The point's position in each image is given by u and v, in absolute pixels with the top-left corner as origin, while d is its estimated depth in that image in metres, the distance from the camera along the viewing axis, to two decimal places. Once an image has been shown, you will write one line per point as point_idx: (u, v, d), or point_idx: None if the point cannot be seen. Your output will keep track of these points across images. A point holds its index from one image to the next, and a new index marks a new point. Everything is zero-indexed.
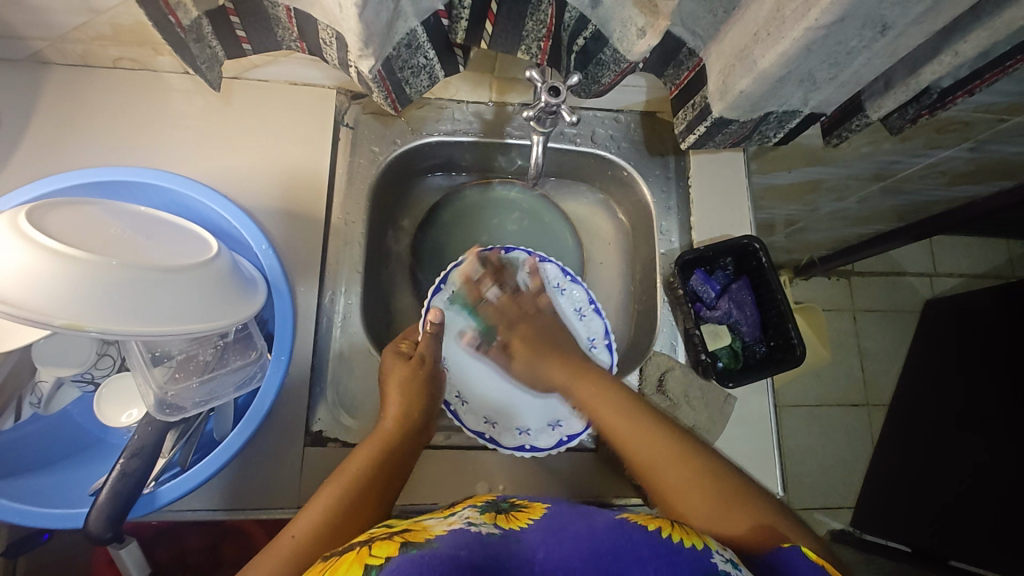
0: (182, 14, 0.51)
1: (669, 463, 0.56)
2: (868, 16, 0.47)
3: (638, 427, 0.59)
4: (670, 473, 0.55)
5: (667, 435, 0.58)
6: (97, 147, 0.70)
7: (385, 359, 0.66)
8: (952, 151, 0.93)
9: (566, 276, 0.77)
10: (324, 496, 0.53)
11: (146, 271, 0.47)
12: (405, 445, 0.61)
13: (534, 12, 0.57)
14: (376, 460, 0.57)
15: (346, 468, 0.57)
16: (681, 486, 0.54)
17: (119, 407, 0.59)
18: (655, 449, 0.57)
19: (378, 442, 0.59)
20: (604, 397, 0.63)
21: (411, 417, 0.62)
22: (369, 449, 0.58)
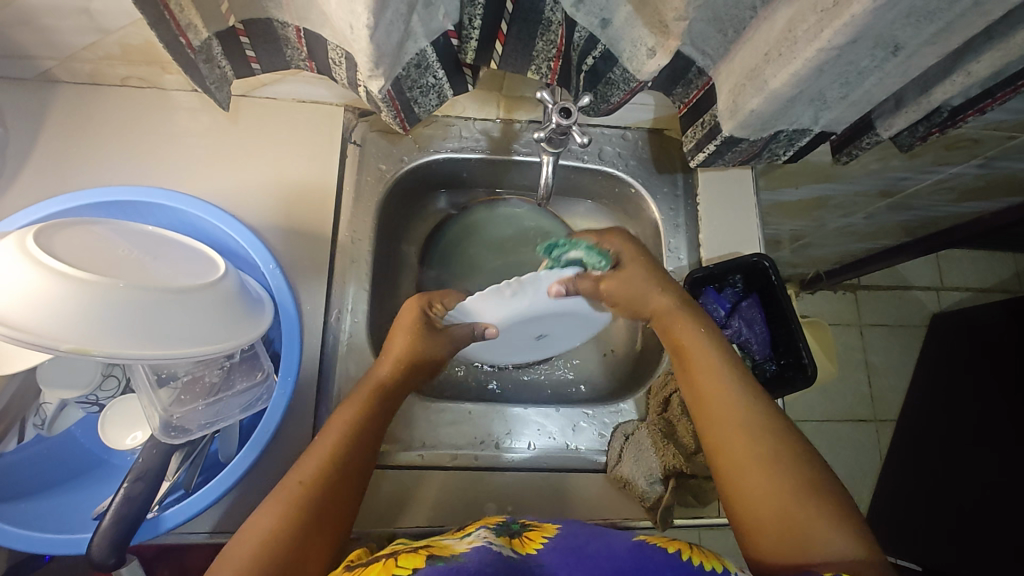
0: (192, 35, 0.51)
1: (740, 440, 0.55)
2: (879, 37, 0.47)
3: (733, 406, 0.57)
4: (742, 449, 0.55)
5: (755, 415, 0.57)
6: (104, 165, 0.70)
7: (404, 309, 0.66)
8: (960, 168, 0.93)
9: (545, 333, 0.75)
10: (321, 449, 0.55)
11: (153, 293, 0.46)
12: (398, 394, 0.63)
13: (544, 32, 0.57)
14: (363, 414, 0.58)
15: (338, 416, 0.58)
16: (747, 464, 0.54)
17: (123, 430, 0.58)
18: (734, 429, 0.56)
19: (370, 389, 0.61)
20: (712, 371, 0.60)
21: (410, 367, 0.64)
22: (360, 398, 0.59)
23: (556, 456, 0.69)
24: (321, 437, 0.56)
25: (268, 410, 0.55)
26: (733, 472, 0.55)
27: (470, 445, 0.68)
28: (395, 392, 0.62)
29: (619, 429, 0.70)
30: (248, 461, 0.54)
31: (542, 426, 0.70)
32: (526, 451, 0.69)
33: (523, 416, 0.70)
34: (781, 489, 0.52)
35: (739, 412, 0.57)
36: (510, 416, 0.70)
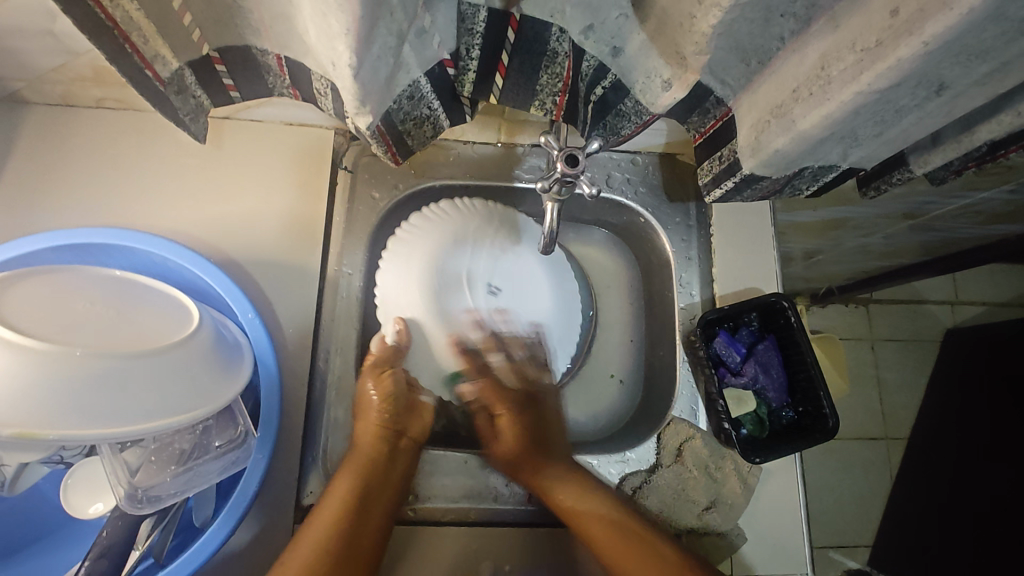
0: (161, 66, 0.46)
1: (643, 557, 0.57)
2: (925, 77, 0.42)
3: (580, 490, 0.61)
4: (631, 557, 0.57)
5: (601, 494, 0.61)
6: (76, 193, 0.65)
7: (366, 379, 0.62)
8: (989, 193, 0.87)
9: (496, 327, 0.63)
10: (312, 535, 0.53)
11: (112, 360, 0.42)
12: (387, 466, 0.60)
13: (549, 64, 0.52)
14: (361, 486, 0.57)
15: (329, 498, 0.56)
16: (647, 571, 0.56)
17: (86, 497, 0.53)
18: (596, 513, 0.60)
19: (358, 463, 0.58)
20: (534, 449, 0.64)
21: (385, 431, 0.61)
22: (347, 476, 0.57)
23: (557, 508, 0.66)
24: (315, 517, 0.55)
25: (247, 472, 0.51)
26: (611, 551, 0.58)
27: (467, 498, 0.64)
28: (382, 470, 0.59)
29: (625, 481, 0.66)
30: (225, 531, 0.50)
31: None
32: (527, 502, 0.65)
33: None
34: (646, 564, 0.56)
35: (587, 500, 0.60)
36: None
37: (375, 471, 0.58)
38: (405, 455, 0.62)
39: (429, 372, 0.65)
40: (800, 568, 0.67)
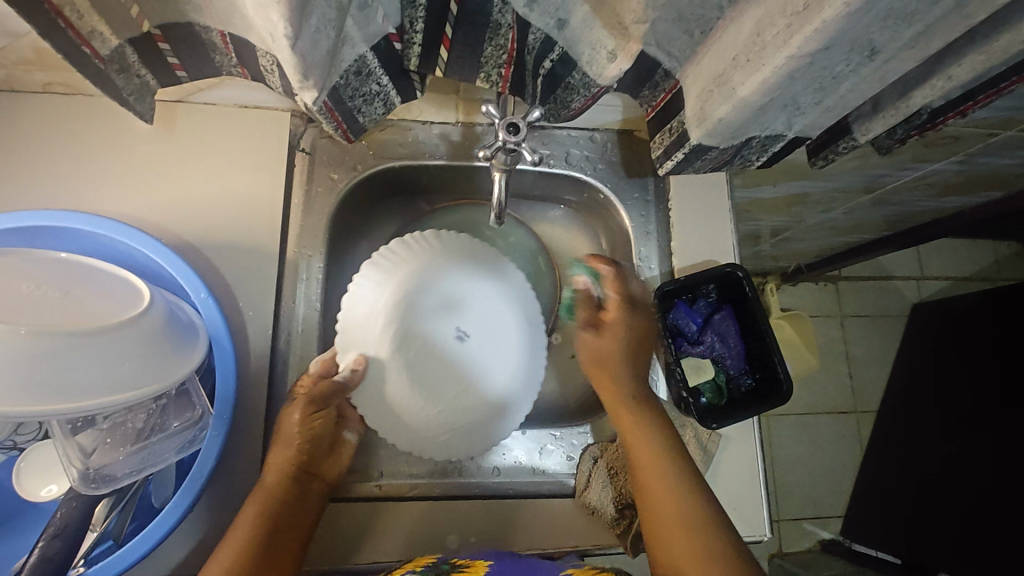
0: (99, 43, 0.46)
1: (672, 490, 0.58)
2: (853, 41, 0.43)
3: (654, 450, 0.60)
4: (654, 479, 0.59)
5: (683, 466, 0.59)
6: (24, 181, 0.64)
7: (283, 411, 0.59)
8: (940, 164, 0.89)
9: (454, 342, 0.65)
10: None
11: (60, 339, 0.43)
12: (296, 493, 0.57)
13: (492, 36, 0.52)
14: (264, 517, 0.54)
15: (238, 527, 0.53)
16: (665, 513, 0.57)
17: (38, 480, 0.53)
18: (665, 486, 0.59)
19: (261, 501, 0.55)
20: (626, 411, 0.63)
21: (297, 464, 0.57)
22: (252, 506, 0.54)
23: (520, 480, 0.67)
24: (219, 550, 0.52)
25: (204, 450, 0.51)
26: (665, 526, 0.57)
27: (431, 475, 0.66)
28: (291, 498, 0.56)
29: (588, 452, 0.68)
30: (181, 509, 0.50)
31: (507, 452, 0.68)
32: (493, 475, 0.67)
33: None
34: (694, 541, 0.55)
35: (666, 473, 0.59)
36: None
37: (282, 500, 0.55)
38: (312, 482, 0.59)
39: (395, 401, 0.62)
40: (760, 532, 0.68)
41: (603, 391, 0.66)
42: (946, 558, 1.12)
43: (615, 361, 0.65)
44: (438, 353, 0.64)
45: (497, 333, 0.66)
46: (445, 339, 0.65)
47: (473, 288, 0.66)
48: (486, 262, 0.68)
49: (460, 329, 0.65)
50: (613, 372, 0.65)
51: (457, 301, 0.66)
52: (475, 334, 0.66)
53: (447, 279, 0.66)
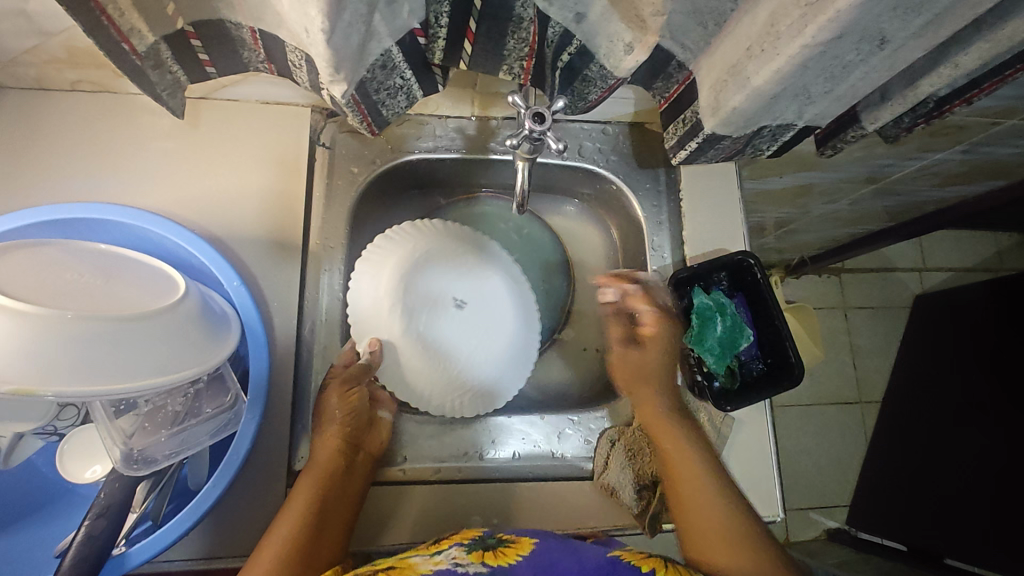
0: (137, 40, 0.48)
1: (710, 502, 0.58)
2: (865, 30, 0.45)
3: (690, 465, 0.61)
4: (682, 475, 0.61)
5: (717, 480, 0.60)
6: (53, 177, 0.65)
7: (319, 395, 0.63)
8: (944, 154, 0.91)
9: (456, 310, 0.70)
10: (275, 543, 0.53)
11: (104, 323, 0.44)
12: (347, 468, 0.59)
13: (515, 30, 0.54)
14: (320, 491, 0.56)
15: (296, 498, 0.56)
16: (712, 535, 0.56)
17: (82, 463, 0.55)
18: (708, 505, 0.58)
19: (318, 474, 0.57)
20: (666, 425, 0.64)
21: (345, 439, 0.60)
22: (309, 480, 0.57)
23: (538, 464, 0.68)
24: (279, 520, 0.54)
25: (238, 434, 0.53)
26: (714, 546, 0.56)
27: (453, 458, 0.67)
28: (343, 472, 0.59)
29: (603, 436, 0.69)
30: (218, 491, 0.52)
31: (527, 436, 0.69)
32: (511, 460, 0.68)
33: (509, 425, 0.70)
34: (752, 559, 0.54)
35: (702, 487, 0.59)
36: (495, 425, 0.70)
37: (336, 474, 0.58)
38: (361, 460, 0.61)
39: (411, 376, 0.68)
40: (773, 512, 0.70)
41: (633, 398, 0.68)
42: (951, 544, 1.13)
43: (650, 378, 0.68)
44: (442, 323, 0.69)
45: (490, 304, 0.72)
46: (441, 319, 0.69)
47: (463, 263, 0.71)
48: (470, 239, 0.73)
49: (457, 300, 0.70)
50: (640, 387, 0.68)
51: (451, 280, 0.70)
52: (473, 304, 0.71)
53: (439, 262, 0.71)
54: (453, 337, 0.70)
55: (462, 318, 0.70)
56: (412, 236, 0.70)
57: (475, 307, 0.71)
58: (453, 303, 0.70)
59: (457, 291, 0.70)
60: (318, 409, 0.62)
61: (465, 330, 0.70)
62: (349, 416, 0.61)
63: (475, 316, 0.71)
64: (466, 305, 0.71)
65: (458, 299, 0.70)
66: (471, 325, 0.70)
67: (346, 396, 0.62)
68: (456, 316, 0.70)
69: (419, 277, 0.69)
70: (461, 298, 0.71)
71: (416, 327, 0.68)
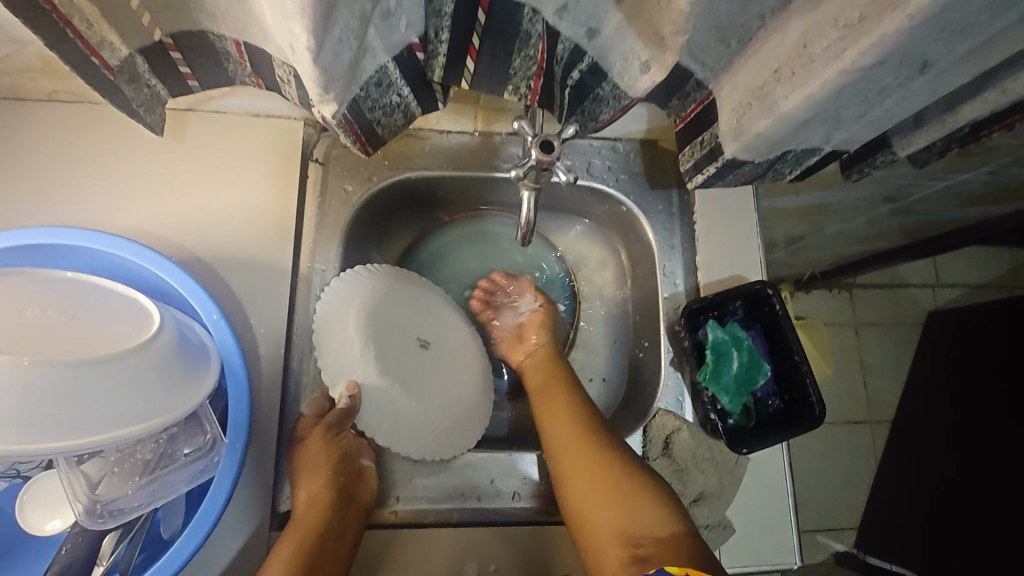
0: (109, 54, 0.44)
1: (589, 468, 0.59)
2: (909, 55, 0.40)
3: (573, 439, 0.62)
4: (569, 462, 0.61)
5: (598, 446, 0.61)
6: (26, 192, 0.61)
7: (290, 448, 0.59)
8: (970, 174, 0.86)
9: (422, 348, 0.66)
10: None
11: (64, 369, 0.40)
12: (331, 523, 0.55)
13: (522, 47, 0.50)
14: (304, 550, 0.52)
15: (281, 552, 0.52)
16: (589, 493, 0.58)
17: (42, 514, 0.51)
18: (584, 468, 0.59)
19: (299, 533, 0.53)
20: (560, 412, 0.66)
21: (332, 488, 0.57)
22: (291, 539, 0.53)
23: (540, 505, 0.64)
24: None
25: (216, 481, 0.49)
26: (591, 510, 0.57)
27: (449, 499, 0.63)
28: (327, 528, 0.54)
29: None
30: (195, 542, 0.48)
31: (528, 475, 0.65)
32: (511, 500, 0.64)
33: (512, 462, 0.65)
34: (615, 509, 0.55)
35: (578, 453, 0.61)
36: (494, 462, 0.65)
37: (320, 530, 0.54)
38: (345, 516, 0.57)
39: (395, 419, 0.62)
40: (790, 560, 0.65)
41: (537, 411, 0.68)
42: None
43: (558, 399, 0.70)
44: (408, 365, 0.65)
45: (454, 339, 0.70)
46: (414, 358, 0.65)
47: (416, 303, 0.68)
48: (416, 282, 0.70)
49: (419, 340, 0.66)
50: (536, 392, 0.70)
51: (416, 318, 0.68)
52: (435, 344, 0.68)
53: (395, 302, 0.66)
54: (424, 381, 0.65)
55: (428, 359, 0.67)
56: (366, 281, 0.65)
57: (439, 345, 0.68)
58: (416, 343, 0.66)
59: (420, 329, 0.67)
60: (292, 463, 0.58)
61: (432, 372, 0.66)
62: (331, 464, 0.58)
63: (438, 357, 0.67)
64: (430, 344, 0.67)
65: (422, 340, 0.67)
66: (437, 367, 0.67)
67: (329, 443, 0.58)
68: (421, 356, 0.66)
69: (374, 317, 0.64)
70: (426, 338, 0.67)
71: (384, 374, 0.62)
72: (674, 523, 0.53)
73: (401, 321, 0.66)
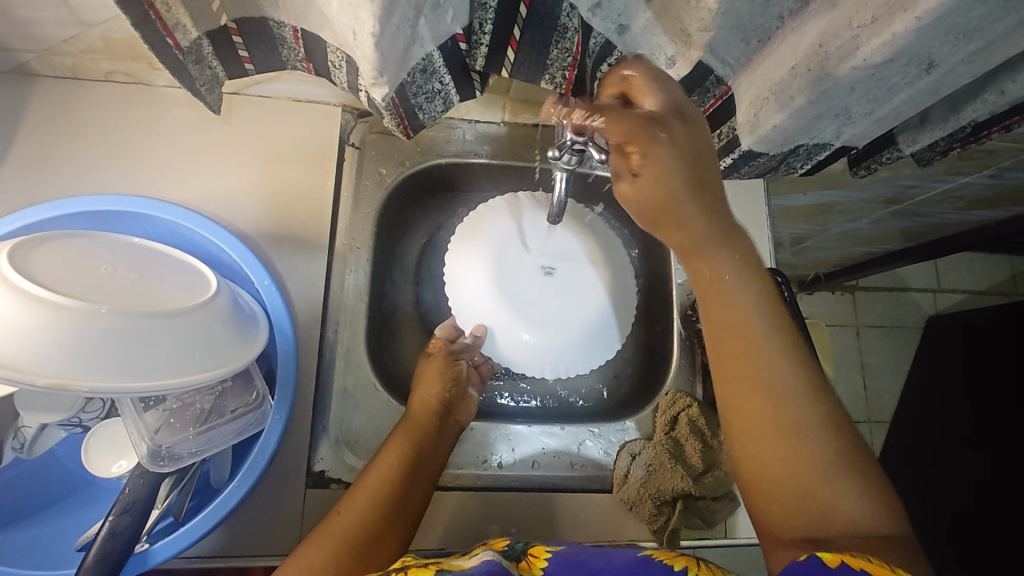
0: (181, 35, 0.48)
1: (771, 398, 0.46)
2: (915, 55, 0.44)
3: (762, 351, 0.47)
4: (738, 355, 0.48)
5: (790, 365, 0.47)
6: (83, 167, 0.65)
7: (420, 365, 0.68)
8: (971, 177, 0.90)
9: (546, 271, 0.65)
10: (354, 510, 0.52)
11: (137, 318, 0.44)
12: (439, 428, 0.62)
13: (559, 40, 0.53)
14: (412, 446, 0.58)
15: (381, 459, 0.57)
16: (765, 424, 0.46)
17: (108, 457, 0.56)
18: (774, 374, 0.47)
19: (411, 427, 0.60)
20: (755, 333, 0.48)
21: (440, 401, 0.63)
22: (404, 432, 0.59)
23: (558, 475, 0.68)
24: (374, 465, 0.56)
25: (264, 435, 0.53)
26: (748, 437, 0.47)
27: (472, 465, 0.67)
28: (435, 431, 0.61)
29: (625, 448, 0.69)
30: (244, 489, 0.52)
31: (546, 445, 0.69)
32: (531, 469, 0.68)
33: (530, 433, 0.69)
34: (798, 454, 0.45)
35: (760, 364, 0.47)
36: (511, 434, 0.69)
37: (428, 431, 0.60)
38: (451, 429, 0.63)
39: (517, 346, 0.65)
40: None
41: (674, 243, 0.50)
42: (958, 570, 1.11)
43: (681, 199, 0.47)
44: (532, 296, 0.64)
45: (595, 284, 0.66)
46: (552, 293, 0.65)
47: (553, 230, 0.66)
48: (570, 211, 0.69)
49: (546, 266, 0.65)
50: (708, 260, 0.49)
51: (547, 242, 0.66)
52: (563, 270, 0.65)
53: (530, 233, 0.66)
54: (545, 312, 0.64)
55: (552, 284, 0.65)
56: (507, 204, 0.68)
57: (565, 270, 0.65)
58: (537, 276, 0.65)
59: (545, 256, 0.65)
60: (416, 375, 0.67)
61: (559, 299, 0.65)
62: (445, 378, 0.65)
63: (566, 283, 0.65)
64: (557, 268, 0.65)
65: (548, 265, 0.65)
66: (563, 293, 0.65)
67: (447, 363, 0.66)
68: (546, 282, 0.64)
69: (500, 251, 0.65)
70: (551, 264, 0.65)
71: (501, 312, 0.65)
72: (886, 521, 0.43)
73: (531, 250, 0.65)
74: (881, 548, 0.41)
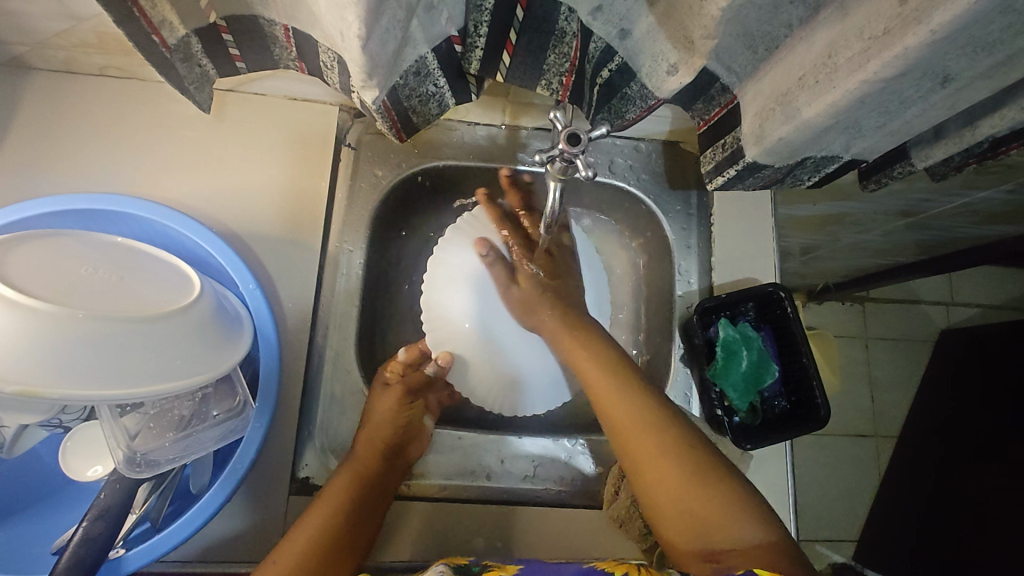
0: (168, 33, 0.46)
1: (645, 431, 0.56)
2: (932, 68, 0.42)
3: (616, 391, 0.58)
4: (644, 435, 0.56)
5: (647, 400, 0.58)
6: (74, 162, 0.65)
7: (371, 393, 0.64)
8: (987, 193, 0.85)
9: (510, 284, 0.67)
10: (296, 547, 0.52)
11: (113, 324, 0.43)
12: (387, 469, 0.60)
13: (557, 44, 0.52)
14: (360, 489, 0.57)
15: (328, 495, 0.56)
16: (656, 453, 0.55)
17: (84, 461, 0.56)
18: (640, 421, 0.56)
19: (357, 469, 0.58)
20: (605, 368, 0.60)
21: (387, 442, 0.61)
22: (349, 474, 0.57)
23: (549, 490, 0.67)
24: (316, 507, 0.55)
25: (243, 442, 0.52)
26: (649, 471, 0.55)
27: (460, 475, 0.66)
28: (384, 473, 0.60)
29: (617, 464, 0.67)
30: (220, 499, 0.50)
31: (536, 457, 0.68)
32: (520, 481, 0.66)
33: (519, 445, 0.68)
34: (678, 467, 0.54)
35: (632, 411, 0.57)
36: (502, 444, 0.67)
37: (377, 473, 0.59)
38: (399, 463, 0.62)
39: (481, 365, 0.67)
40: None
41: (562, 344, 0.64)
42: None
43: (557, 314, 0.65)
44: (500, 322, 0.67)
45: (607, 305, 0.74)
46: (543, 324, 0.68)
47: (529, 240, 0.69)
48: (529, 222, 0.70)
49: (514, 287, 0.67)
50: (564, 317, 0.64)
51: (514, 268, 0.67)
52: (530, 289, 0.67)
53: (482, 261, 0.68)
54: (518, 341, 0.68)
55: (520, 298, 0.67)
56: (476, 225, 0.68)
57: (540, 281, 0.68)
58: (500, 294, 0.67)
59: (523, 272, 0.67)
60: (366, 408, 0.63)
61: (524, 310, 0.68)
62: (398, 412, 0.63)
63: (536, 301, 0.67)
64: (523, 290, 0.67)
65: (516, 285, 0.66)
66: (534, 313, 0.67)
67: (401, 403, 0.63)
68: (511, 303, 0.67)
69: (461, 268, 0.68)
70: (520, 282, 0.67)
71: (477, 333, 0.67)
72: (770, 532, 0.50)
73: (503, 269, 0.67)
74: (778, 556, 0.48)
